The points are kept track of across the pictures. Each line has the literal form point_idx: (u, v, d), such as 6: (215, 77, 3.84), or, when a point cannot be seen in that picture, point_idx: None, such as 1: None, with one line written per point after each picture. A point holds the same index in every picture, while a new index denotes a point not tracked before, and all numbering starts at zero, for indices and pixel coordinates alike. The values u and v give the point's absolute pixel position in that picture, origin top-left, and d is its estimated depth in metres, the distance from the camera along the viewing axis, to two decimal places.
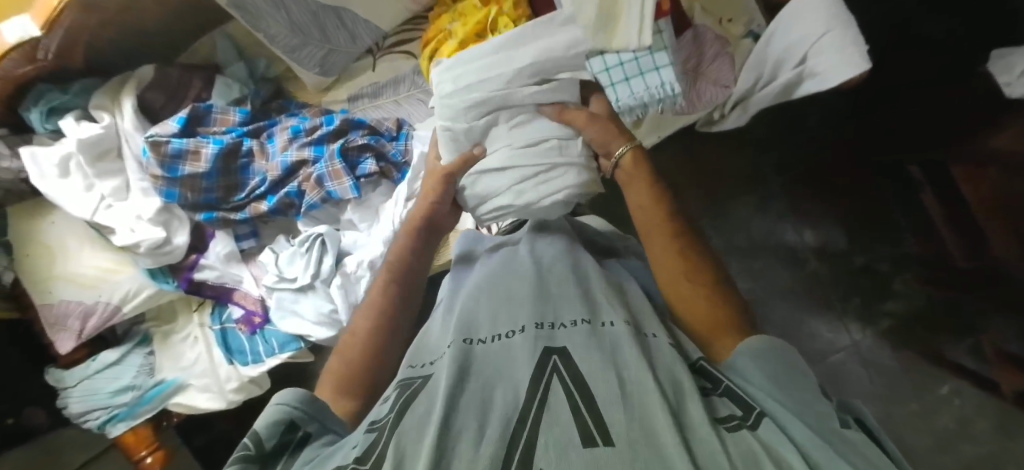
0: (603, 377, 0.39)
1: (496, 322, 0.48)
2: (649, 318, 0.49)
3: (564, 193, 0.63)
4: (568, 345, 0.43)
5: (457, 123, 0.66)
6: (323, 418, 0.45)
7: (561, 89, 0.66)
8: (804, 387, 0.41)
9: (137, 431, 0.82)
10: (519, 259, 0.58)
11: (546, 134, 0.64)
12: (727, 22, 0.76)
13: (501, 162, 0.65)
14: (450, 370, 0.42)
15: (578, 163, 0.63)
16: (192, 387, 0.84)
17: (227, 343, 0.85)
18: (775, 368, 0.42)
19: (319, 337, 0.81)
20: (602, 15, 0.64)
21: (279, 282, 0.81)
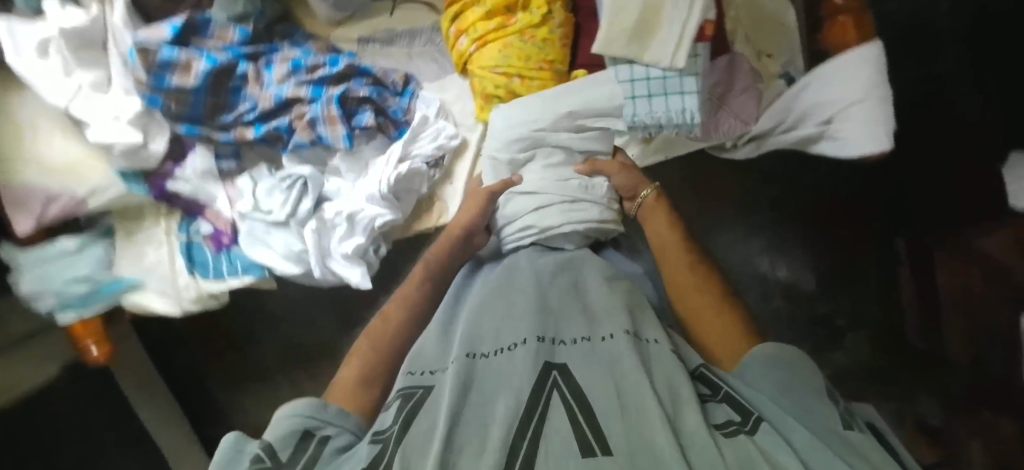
0: (606, 396, 0.39)
1: (498, 332, 0.47)
2: (647, 319, 0.51)
3: (584, 226, 0.62)
4: (568, 361, 0.43)
5: (499, 156, 0.71)
6: (341, 424, 0.47)
7: (598, 145, 0.70)
8: (804, 391, 0.45)
9: (86, 322, 0.81)
10: (520, 269, 0.56)
11: (573, 174, 0.66)
12: (766, 57, 0.73)
13: (531, 187, 0.66)
14: (450, 385, 0.41)
15: (601, 203, 0.64)
16: (150, 290, 0.83)
17: (191, 256, 0.84)
18: (776, 376, 0.46)
19: (285, 271, 0.80)
20: (640, 27, 0.63)
21: (253, 211, 0.80)
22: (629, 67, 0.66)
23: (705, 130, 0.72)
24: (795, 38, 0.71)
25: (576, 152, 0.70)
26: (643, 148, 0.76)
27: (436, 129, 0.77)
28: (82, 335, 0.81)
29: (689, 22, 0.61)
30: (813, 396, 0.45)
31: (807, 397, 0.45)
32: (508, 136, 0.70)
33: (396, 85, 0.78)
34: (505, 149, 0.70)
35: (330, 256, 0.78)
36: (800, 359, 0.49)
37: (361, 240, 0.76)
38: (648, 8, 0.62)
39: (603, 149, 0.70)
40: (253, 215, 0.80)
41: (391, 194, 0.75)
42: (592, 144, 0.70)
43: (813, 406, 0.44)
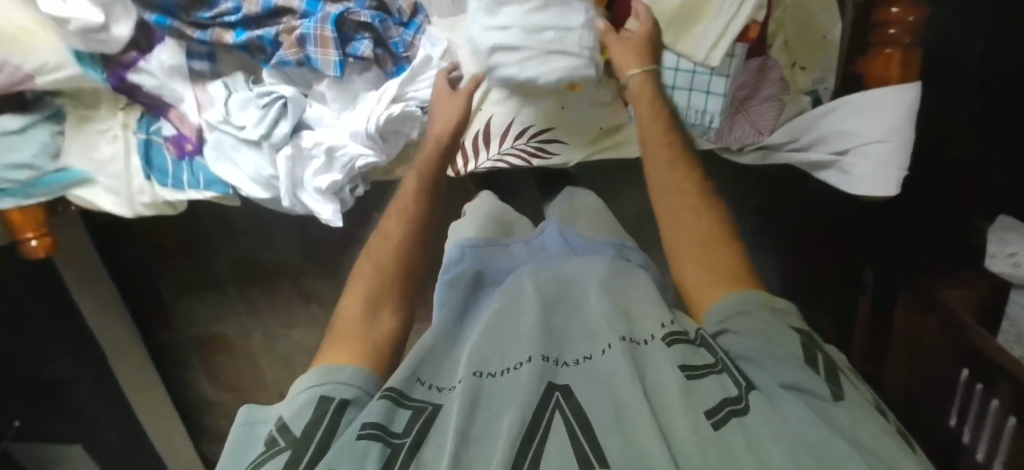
0: (602, 412, 0.44)
1: (507, 355, 0.52)
2: (643, 317, 0.55)
3: (560, 77, 0.63)
4: (570, 382, 0.48)
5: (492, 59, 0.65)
6: (358, 386, 0.49)
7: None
8: (791, 352, 0.47)
9: (25, 211, 0.76)
10: (524, 287, 0.61)
11: (548, 19, 0.60)
12: (799, 68, 0.68)
13: (506, 34, 0.62)
14: (459, 405, 0.46)
15: (575, 54, 0.61)
16: (99, 185, 0.79)
17: (149, 156, 0.78)
18: (756, 339, 0.49)
19: (250, 194, 0.75)
20: (682, 13, 0.59)
21: (223, 123, 0.73)
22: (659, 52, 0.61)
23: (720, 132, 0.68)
24: (834, 55, 0.67)
25: None
26: None
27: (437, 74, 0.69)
28: (21, 227, 0.76)
29: (735, 20, 0.57)
30: (798, 360, 0.47)
31: (795, 366, 0.46)
32: None
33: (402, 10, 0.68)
34: (500, 57, 0.64)
35: (302, 187, 0.74)
36: (770, 302, 0.51)
37: (337, 177, 0.72)
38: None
39: None
40: (222, 127, 0.73)
41: (377, 134, 0.68)
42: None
43: (800, 374, 0.45)
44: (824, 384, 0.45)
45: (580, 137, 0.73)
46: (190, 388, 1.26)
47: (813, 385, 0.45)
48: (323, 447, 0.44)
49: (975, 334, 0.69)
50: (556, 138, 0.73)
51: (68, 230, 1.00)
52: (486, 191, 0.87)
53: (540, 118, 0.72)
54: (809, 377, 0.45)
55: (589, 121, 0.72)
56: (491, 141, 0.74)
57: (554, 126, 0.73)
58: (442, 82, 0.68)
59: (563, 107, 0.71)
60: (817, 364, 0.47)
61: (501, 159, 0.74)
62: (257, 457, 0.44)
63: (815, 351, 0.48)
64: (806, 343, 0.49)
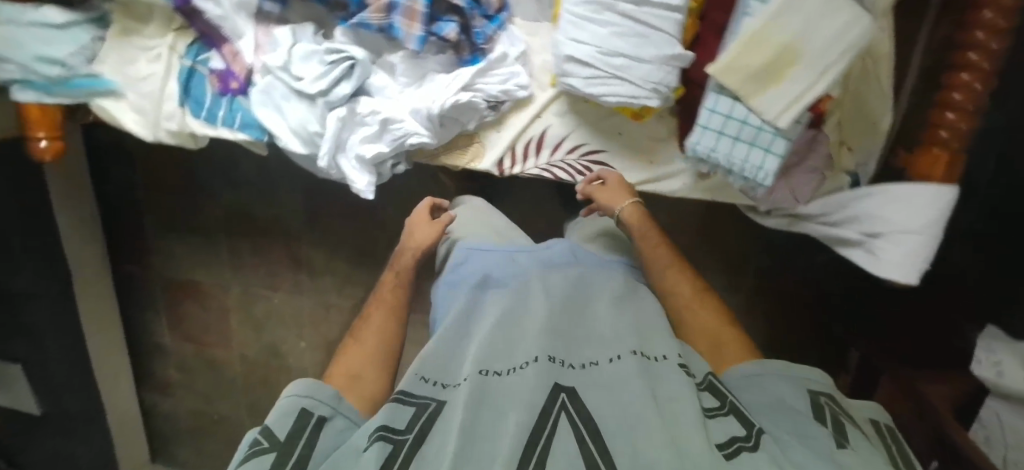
0: (610, 424, 0.44)
1: (514, 355, 0.53)
2: (657, 336, 0.55)
3: (614, 100, 0.64)
4: (576, 385, 0.49)
5: (566, 72, 0.65)
6: (335, 408, 0.53)
7: (665, 27, 0.60)
8: (795, 407, 0.52)
9: (45, 109, 0.71)
10: (532, 292, 0.61)
11: (624, 45, 0.61)
12: (845, 148, 0.72)
13: (586, 51, 0.62)
14: (464, 402, 0.46)
15: (637, 85, 0.62)
16: (126, 102, 0.75)
17: (188, 85, 0.75)
18: (764, 400, 0.53)
19: (288, 147, 0.73)
20: (763, 72, 0.60)
21: (280, 70, 0.70)
22: (731, 103, 0.63)
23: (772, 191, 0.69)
24: (878, 143, 0.71)
25: (644, 29, 0.60)
26: (693, 182, 0.73)
27: (509, 72, 0.69)
28: (34, 124, 0.71)
29: (810, 90, 0.60)
30: (801, 413, 0.51)
31: (798, 417, 0.51)
32: None
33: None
34: (574, 72, 0.64)
35: (344, 151, 0.73)
36: (790, 367, 0.56)
37: (383, 148, 0.71)
38: (778, 59, 0.60)
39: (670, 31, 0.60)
40: (279, 74, 0.70)
41: (436, 117, 0.68)
42: (659, 26, 0.60)
43: (808, 433, 0.48)
44: (827, 431, 0.49)
45: (630, 166, 0.74)
46: (148, 331, 1.19)
47: (818, 432, 0.48)
48: (305, 456, 0.48)
49: (955, 434, 0.72)
50: (607, 160, 0.74)
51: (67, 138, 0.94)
52: (476, 198, 0.87)
53: (595, 138, 0.73)
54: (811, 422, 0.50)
55: (640, 152, 0.73)
56: (542, 149, 0.74)
57: (608, 149, 0.74)
58: (424, 214, 0.80)
59: (618, 133, 0.73)
60: (823, 415, 0.52)
61: (548, 168, 0.74)
62: (242, 455, 0.49)
63: (817, 398, 0.54)
64: (811, 395, 0.54)
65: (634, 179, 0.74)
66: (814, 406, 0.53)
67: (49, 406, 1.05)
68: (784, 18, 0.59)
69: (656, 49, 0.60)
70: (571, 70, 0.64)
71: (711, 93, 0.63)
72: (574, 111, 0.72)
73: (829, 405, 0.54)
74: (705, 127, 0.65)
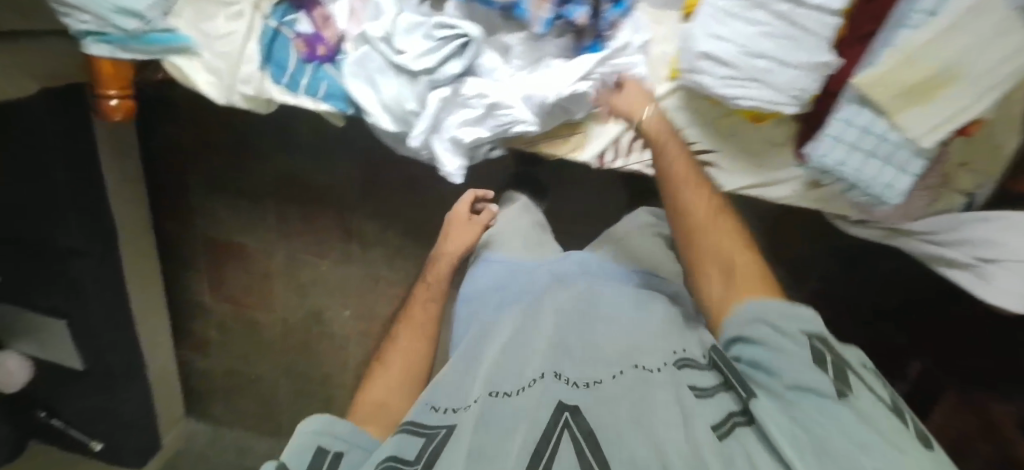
0: (609, 429, 0.41)
1: (520, 372, 0.50)
2: (657, 344, 0.52)
3: (750, 104, 0.60)
4: (580, 402, 0.44)
5: (698, 68, 0.60)
6: (348, 440, 0.50)
7: (819, 31, 0.55)
8: (788, 355, 0.45)
9: (117, 65, 0.64)
10: (542, 314, 0.58)
11: (772, 47, 0.56)
12: (962, 167, 0.69)
13: (727, 50, 0.58)
14: (471, 425, 0.43)
15: (778, 91, 0.58)
16: (201, 60, 0.68)
17: (270, 50, 0.69)
18: (769, 346, 0.47)
19: (378, 123, 0.68)
20: (917, 87, 0.57)
21: (379, 40, 0.65)
22: (872, 117, 0.60)
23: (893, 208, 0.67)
24: (1002, 165, 0.67)
25: (795, 30, 0.55)
26: (804, 190, 0.70)
27: (628, 62, 0.64)
28: (106, 81, 0.64)
29: (964, 112, 0.56)
30: (794, 362, 0.44)
31: (792, 367, 0.44)
32: None
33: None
34: (708, 70, 0.59)
35: (439, 132, 0.67)
36: (779, 309, 0.49)
37: (483, 132, 0.66)
38: (937, 77, 0.56)
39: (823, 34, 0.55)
40: (378, 44, 0.65)
41: (548, 106, 0.64)
42: (814, 30, 0.55)
43: (805, 386, 0.42)
44: (824, 385, 0.42)
45: (740, 170, 0.70)
46: (186, 290, 1.16)
47: (814, 385, 0.42)
48: None
49: None
50: (715, 161, 0.71)
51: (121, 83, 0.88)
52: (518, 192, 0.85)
53: (706, 138, 0.69)
54: (805, 371, 0.43)
55: (749, 155, 0.70)
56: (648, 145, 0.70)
57: (717, 150, 0.70)
58: (465, 209, 0.78)
59: (731, 134, 0.69)
60: (820, 358, 0.44)
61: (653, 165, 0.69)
62: None
63: (807, 340, 0.46)
64: (810, 341, 0.46)
65: (740, 183, 0.70)
66: (808, 349, 0.45)
67: (91, 360, 1.02)
68: (956, 33, 0.54)
69: (807, 54, 0.56)
70: (705, 67, 0.59)
71: (847, 104, 0.60)
72: (689, 107, 0.68)
73: (825, 347, 0.45)
74: (836, 138, 0.62)
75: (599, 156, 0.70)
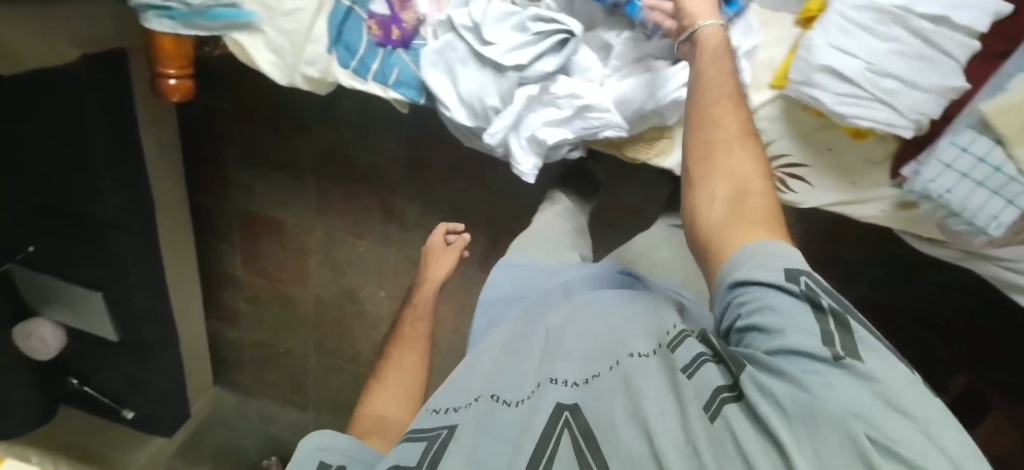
0: (602, 427, 0.35)
1: (523, 378, 0.44)
2: (654, 328, 0.44)
3: (864, 124, 0.55)
4: (581, 399, 0.38)
5: (814, 81, 0.56)
6: (349, 453, 0.44)
7: (955, 52, 0.52)
8: (782, 310, 0.33)
9: (179, 42, 0.58)
10: (547, 319, 0.51)
11: (900, 66, 0.53)
12: None
13: (850, 64, 0.53)
14: (471, 435, 0.39)
15: (899, 112, 0.54)
16: (263, 39, 0.63)
17: (341, 31, 0.63)
18: (772, 299, 0.34)
19: (454, 118, 0.63)
20: None
21: (467, 29, 0.60)
22: (990, 145, 0.56)
23: (990, 239, 0.63)
24: None
25: (930, 50, 0.52)
26: (892, 211, 0.67)
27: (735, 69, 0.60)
28: (165, 59, 0.59)
29: None
30: (790, 319, 0.33)
31: (779, 322, 0.33)
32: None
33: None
34: (825, 85, 0.55)
35: (517, 130, 0.62)
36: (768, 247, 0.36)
37: (566, 135, 0.62)
38: None
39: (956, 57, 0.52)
40: (466, 33, 0.60)
41: (645, 111, 0.59)
42: (951, 52, 0.52)
43: (802, 348, 0.31)
44: (818, 344, 0.31)
45: (827, 185, 0.67)
46: (218, 262, 1.13)
47: (803, 345, 0.31)
48: None
49: None
50: (805, 176, 0.67)
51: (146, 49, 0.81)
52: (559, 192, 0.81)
53: (799, 150, 0.66)
54: (796, 325, 0.32)
55: (842, 171, 0.67)
56: None
57: (808, 164, 0.66)
58: (439, 235, 0.74)
59: (828, 148, 0.65)
60: (815, 305, 0.33)
61: None
62: None
63: (797, 281, 0.34)
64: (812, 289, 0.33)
65: (830, 199, 0.68)
66: (800, 298, 0.33)
67: (125, 331, 1.00)
68: None
69: (937, 77, 0.52)
70: (821, 81, 0.55)
71: (965, 128, 0.56)
72: (786, 118, 0.64)
73: (817, 284, 0.34)
74: (945, 163, 0.58)
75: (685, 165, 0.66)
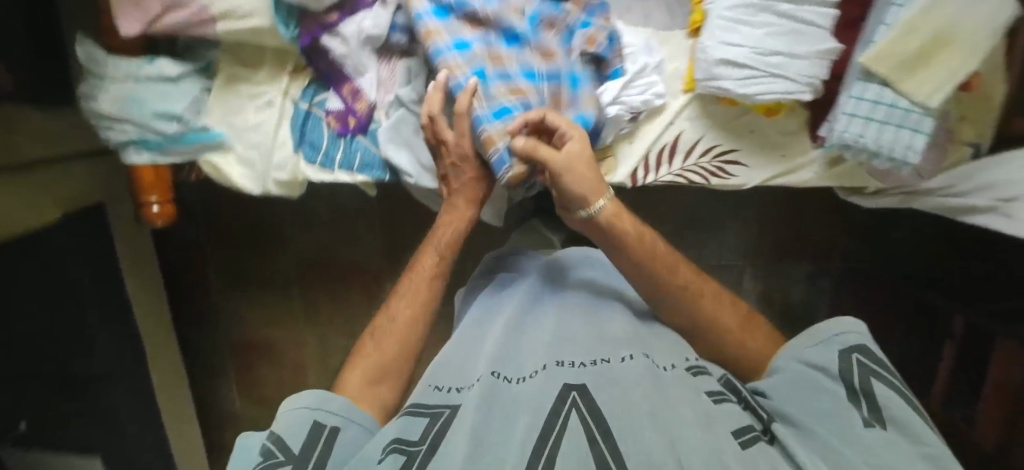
0: (620, 418, 0.43)
1: (523, 365, 0.53)
2: (659, 345, 0.56)
3: (770, 97, 0.64)
4: (587, 382, 0.48)
5: (716, 75, 0.65)
6: (345, 415, 0.50)
7: (820, 22, 0.62)
8: (820, 386, 0.51)
9: (160, 170, 0.64)
10: (544, 315, 0.61)
11: (781, 46, 0.62)
12: (964, 124, 0.75)
13: (740, 55, 0.63)
14: (477, 400, 0.47)
15: (793, 81, 0.63)
16: (234, 155, 0.68)
17: (304, 131, 0.70)
18: (808, 384, 0.52)
19: (419, 183, 0.69)
20: (915, 57, 0.62)
21: (414, 102, 0.68)
22: (880, 88, 0.65)
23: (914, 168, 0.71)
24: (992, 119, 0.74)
25: (801, 26, 0.62)
26: (824, 171, 0.74)
27: (649, 82, 0.69)
28: (146, 187, 0.64)
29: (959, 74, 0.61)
30: (825, 392, 0.50)
31: (821, 394, 0.50)
32: None
33: (563, 16, 0.67)
34: (726, 75, 0.64)
35: None
36: (831, 326, 0.54)
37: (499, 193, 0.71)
38: (926, 50, 0.62)
39: (821, 25, 0.62)
40: (413, 107, 0.68)
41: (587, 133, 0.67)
42: (815, 21, 0.62)
43: (832, 411, 0.48)
44: (850, 407, 0.48)
45: (760, 163, 0.74)
46: (212, 403, 1.10)
47: (836, 407, 0.48)
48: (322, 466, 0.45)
49: None
50: (739, 160, 0.74)
51: (120, 200, 0.86)
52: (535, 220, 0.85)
53: (726, 138, 0.73)
54: (831, 393, 0.50)
55: (772, 148, 0.74)
56: (675, 155, 0.73)
57: (738, 148, 0.74)
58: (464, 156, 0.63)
59: (750, 130, 0.73)
60: (850, 388, 0.49)
61: (681, 174, 0.74)
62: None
63: (848, 357, 0.51)
64: (845, 369, 0.51)
65: (765, 177, 0.74)
66: (838, 377, 0.50)
67: None
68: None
69: (812, 45, 0.62)
70: (722, 72, 0.64)
71: (859, 81, 0.65)
72: (704, 114, 0.72)
73: (867, 359, 0.50)
74: (852, 114, 0.66)
75: (629, 175, 0.73)
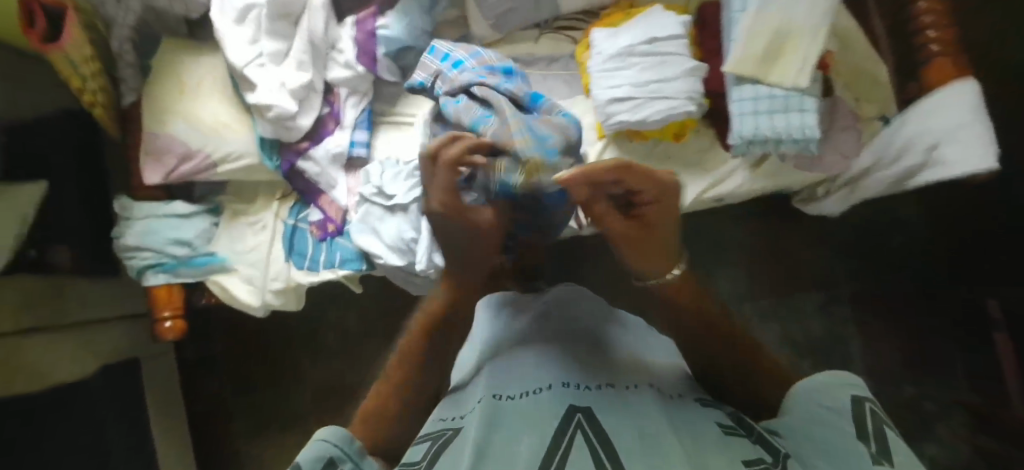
0: (634, 447, 0.33)
1: (526, 380, 0.43)
2: (673, 380, 0.45)
3: (661, 116, 0.75)
4: (594, 404, 0.38)
5: (611, 112, 0.78)
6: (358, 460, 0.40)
7: (679, 51, 0.76)
8: (824, 423, 0.36)
9: (171, 289, 0.77)
10: (559, 342, 0.48)
11: (654, 76, 0.75)
12: (864, 103, 0.84)
13: (624, 91, 0.76)
14: (475, 425, 0.36)
15: (675, 99, 0.75)
16: (236, 274, 0.81)
17: (292, 242, 0.83)
18: (816, 431, 0.36)
19: (388, 261, 0.79)
20: (768, 54, 0.73)
21: (374, 195, 0.81)
22: (754, 87, 0.75)
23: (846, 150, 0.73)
24: (889, 91, 0.82)
25: (664, 58, 0.76)
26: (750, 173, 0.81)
27: None
28: (159, 304, 0.76)
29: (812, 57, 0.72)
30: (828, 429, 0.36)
31: (827, 436, 0.36)
32: (614, 49, 0.78)
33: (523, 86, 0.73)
34: (618, 109, 0.77)
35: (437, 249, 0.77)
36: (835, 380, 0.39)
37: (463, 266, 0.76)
38: (776, 48, 0.73)
39: (680, 54, 0.76)
40: (374, 198, 0.80)
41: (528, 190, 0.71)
42: (675, 52, 0.76)
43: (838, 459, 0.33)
44: (859, 447, 0.33)
45: (688, 180, 0.81)
46: None
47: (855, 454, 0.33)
48: None
49: None
50: None
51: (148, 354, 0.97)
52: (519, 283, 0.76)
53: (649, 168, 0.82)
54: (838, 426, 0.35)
55: (692, 167, 0.83)
56: None
57: None
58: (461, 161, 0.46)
59: (668, 157, 0.83)
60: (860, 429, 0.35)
61: None
62: None
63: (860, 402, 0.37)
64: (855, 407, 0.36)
65: (696, 191, 0.81)
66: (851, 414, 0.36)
67: None
68: (766, 12, 0.74)
69: (679, 68, 0.75)
70: (615, 108, 0.77)
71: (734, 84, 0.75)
72: (624, 153, 0.83)
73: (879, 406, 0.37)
74: (741, 114, 0.75)
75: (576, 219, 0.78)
